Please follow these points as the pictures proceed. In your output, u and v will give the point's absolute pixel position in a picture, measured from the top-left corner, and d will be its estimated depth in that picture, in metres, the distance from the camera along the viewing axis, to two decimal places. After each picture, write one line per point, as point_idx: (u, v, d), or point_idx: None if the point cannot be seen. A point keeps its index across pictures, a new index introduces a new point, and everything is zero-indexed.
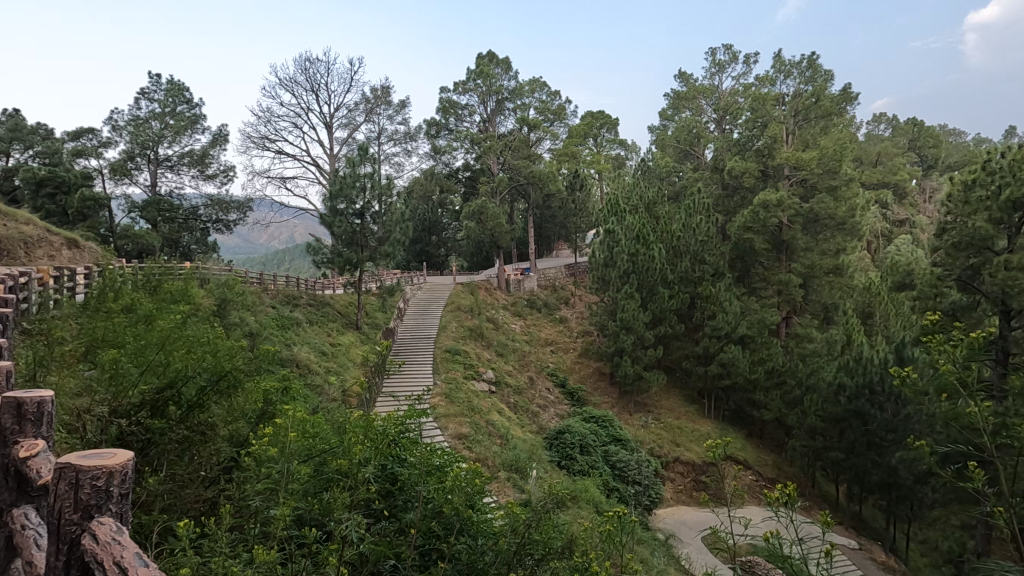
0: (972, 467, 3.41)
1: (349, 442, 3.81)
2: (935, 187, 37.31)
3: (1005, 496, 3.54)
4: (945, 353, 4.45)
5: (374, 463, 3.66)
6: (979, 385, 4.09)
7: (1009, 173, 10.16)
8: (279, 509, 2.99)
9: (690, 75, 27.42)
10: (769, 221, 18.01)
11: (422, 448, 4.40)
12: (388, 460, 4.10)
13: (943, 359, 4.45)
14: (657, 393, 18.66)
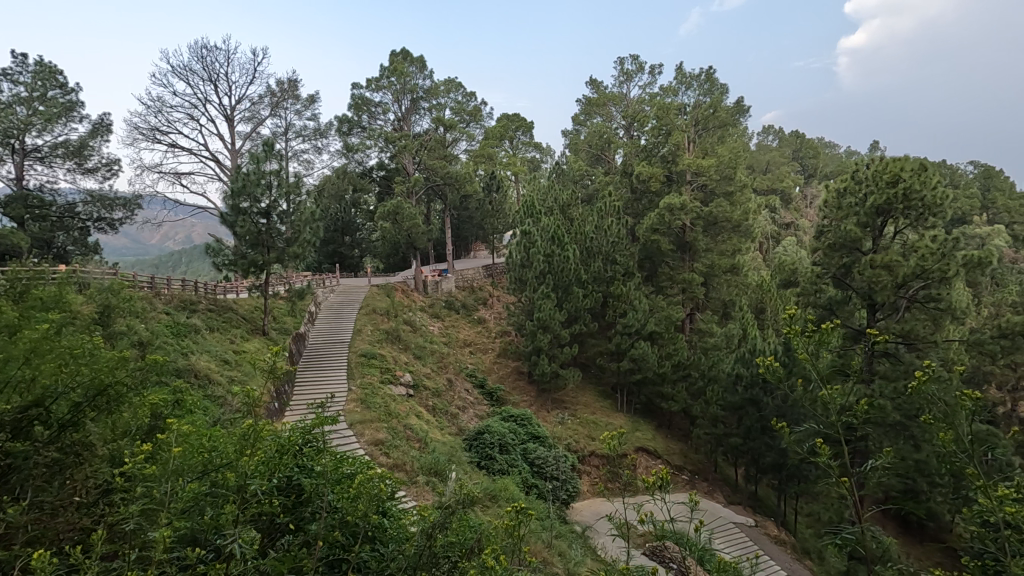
0: (821, 445, 3.93)
1: (245, 453, 3.57)
2: (814, 194, 41.43)
3: (849, 469, 4.11)
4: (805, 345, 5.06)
5: (269, 475, 3.46)
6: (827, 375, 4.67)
7: (874, 182, 11.50)
8: (159, 532, 2.75)
9: (601, 82, 28.48)
10: (674, 224, 19.06)
11: (328, 457, 4.24)
12: (290, 472, 3.91)
13: (808, 350, 5.04)
14: (573, 390, 19.20)
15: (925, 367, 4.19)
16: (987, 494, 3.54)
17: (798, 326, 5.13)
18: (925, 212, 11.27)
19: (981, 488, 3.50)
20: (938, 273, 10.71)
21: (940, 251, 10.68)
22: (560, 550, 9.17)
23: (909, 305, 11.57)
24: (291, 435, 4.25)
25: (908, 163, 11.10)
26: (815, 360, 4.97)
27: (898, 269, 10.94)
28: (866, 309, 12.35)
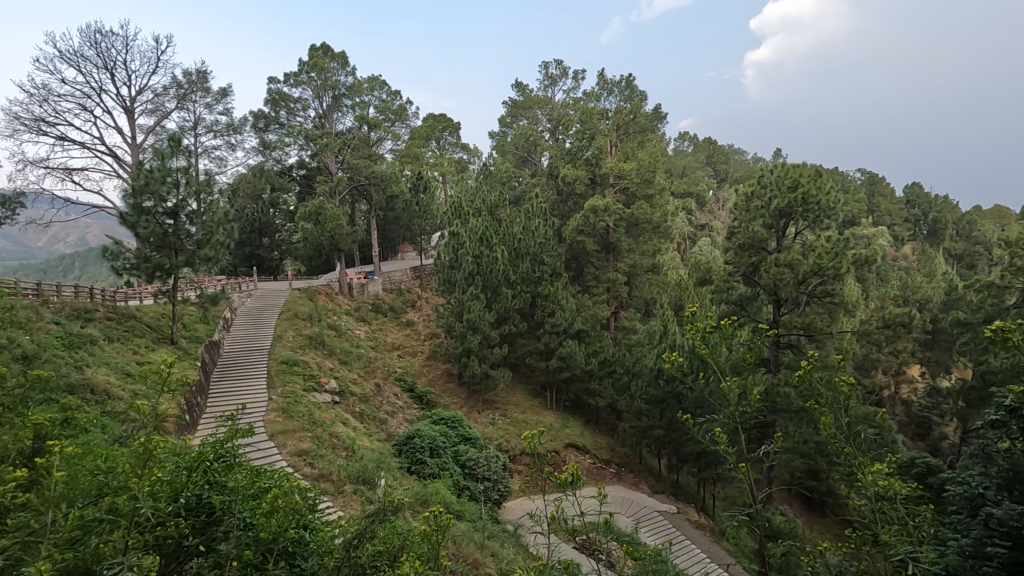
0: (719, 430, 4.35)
1: (141, 473, 3.32)
2: (726, 197, 44.20)
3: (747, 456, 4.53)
4: (709, 342, 5.52)
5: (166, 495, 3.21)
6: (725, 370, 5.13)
7: (777, 187, 12.42)
8: (34, 566, 2.49)
9: (526, 85, 28.90)
10: (598, 225, 19.63)
11: (240, 472, 4.03)
12: (197, 490, 3.68)
13: (709, 346, 5.50)
14: (504, 390, 19.30)
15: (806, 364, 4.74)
16: (863, 471, 4.02)
17: (701, 323, 5.59)
18: (821, 215, 12.32)
19: (858, 465, 3.98)
20: (833, 270, 11.74)
21: (834, 249, 11.71)
22: (493, 550, 9.23)
23: (809, 300, 12.59)
24: (198, 453, 4.00)
25: (806, 169, 12.08)
26: (716, 354, 5.43)
27: (798, 267, 11.88)
28: (772, 304, 13.33)
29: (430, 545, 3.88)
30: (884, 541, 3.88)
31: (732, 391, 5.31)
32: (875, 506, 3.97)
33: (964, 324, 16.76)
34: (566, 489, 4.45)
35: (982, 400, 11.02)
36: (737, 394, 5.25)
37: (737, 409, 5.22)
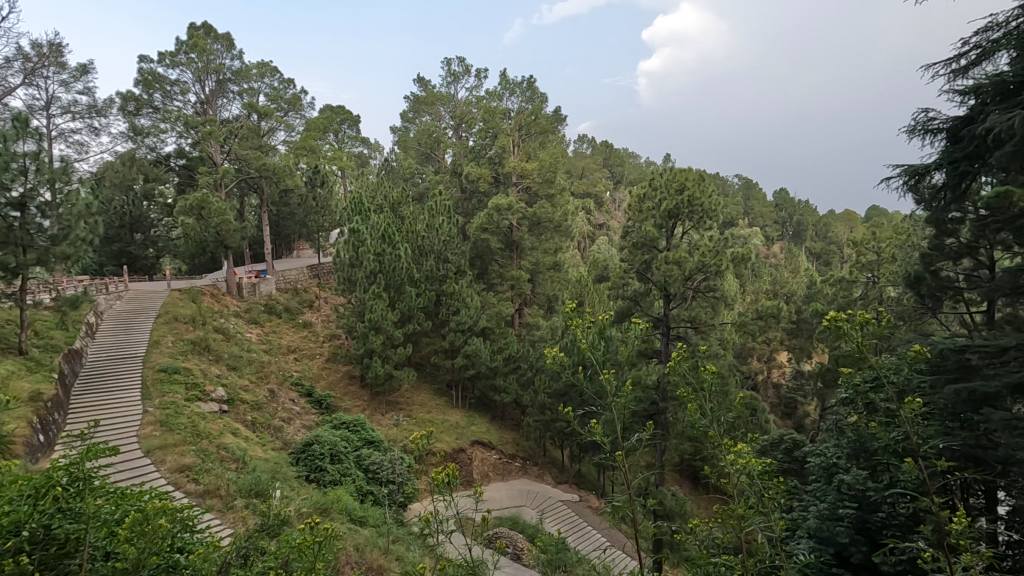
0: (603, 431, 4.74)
1: None
2: (621, 199, 46.70)
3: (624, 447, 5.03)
4: (585, 336, 5.92)
5: None
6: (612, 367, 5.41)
7: (667, 190, 13.30)
8: None
9: (428, 81, 28.54)
10: (502, 223, 19.78)
11: (96, 500, 3.61)
12: (40, 521, 3.26)
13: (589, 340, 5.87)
14: (408, 390, 18.94)
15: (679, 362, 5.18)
16: (734, 451, 4.42)
17: (579, 318, 5.98)
18: (704, 216, 13.36)
19: (729, 448, 4.36)
20: (714, 267, 12.79)
21: (715, 248, 12.78)
22: (398, 553, 9.06)
23: (695, 295, 13.60)
24: (43, 481, 3.54)
25: (690, 174, 13.06)
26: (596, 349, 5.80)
27: (685, 265, 12.79)
28: (662, 299, 14.22)
29: (314, 557, 3.76)
30: (748, 513, 4.31)
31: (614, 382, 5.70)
32: (739, 482, 4.41)
33: (821, 314, 18.97)
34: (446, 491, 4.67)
35: (835, 381, 12.56)
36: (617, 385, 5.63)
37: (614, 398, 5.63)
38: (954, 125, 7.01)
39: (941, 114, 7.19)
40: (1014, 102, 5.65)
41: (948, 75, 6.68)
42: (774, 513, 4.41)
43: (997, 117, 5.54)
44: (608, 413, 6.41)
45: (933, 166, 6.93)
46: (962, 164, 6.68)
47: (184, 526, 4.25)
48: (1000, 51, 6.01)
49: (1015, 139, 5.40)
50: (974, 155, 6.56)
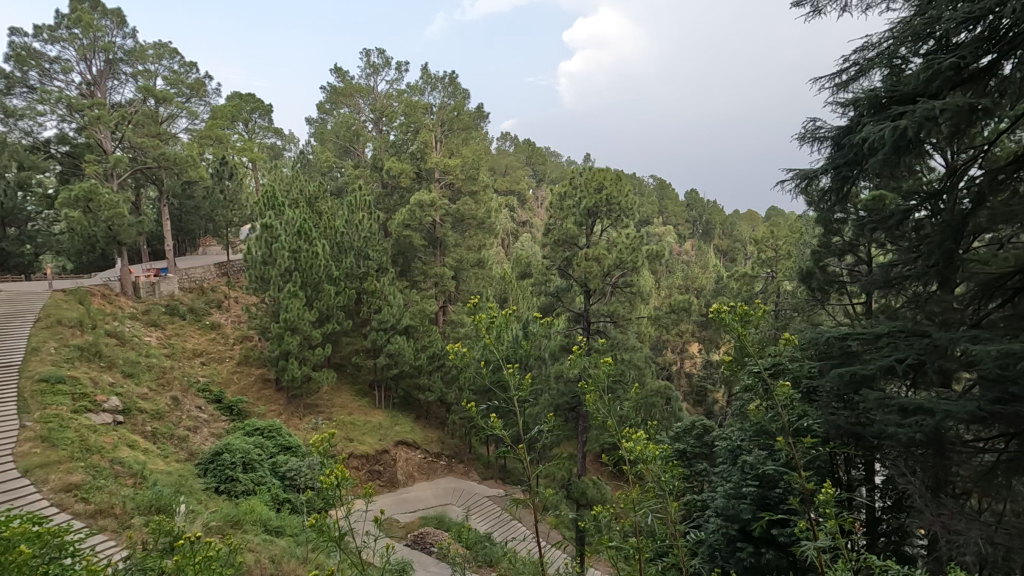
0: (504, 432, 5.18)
1: None
2: (543, 197, 47.61)
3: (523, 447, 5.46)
4: (499, 331, 6.01)
5: None
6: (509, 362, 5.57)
7: (587, 189, 13.69)
8: None
9: (346, 71, 27.55)
10: (425, 220, 19.50)
11: None
12: None
13: (495, 334, 5.91)
14: (327, 392, 18.25)
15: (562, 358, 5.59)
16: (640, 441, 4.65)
17: (484, 313, 6.01)
18: (621, 214, 13.88)
19: (635, 436, 4.57)
20: (631, 263, 13.34)
21: (632, 245, 13.32)
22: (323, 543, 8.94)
23: (613, 290, 14.11)
24: None
25: (608, 174, 13.51)
26: (500, 343, 5.86)
27: (604, 261, 13.28)
28: (583, 295, 14.61)
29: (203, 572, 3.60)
30: (657, 497, 4.57)
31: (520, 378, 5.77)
32: (638, 469, 4.64)
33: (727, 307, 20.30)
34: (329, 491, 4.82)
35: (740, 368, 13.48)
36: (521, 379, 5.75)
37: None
38: (836, 135, 7.72)
39: (826, 124, 7.90)
40: (885, 115, 6.30)
41: (832, 88, 7.33)
42: (671, 497, 4.69)
43: (872, 127, 6.14)
44: (518, 404, 6.51)
45: (820, 170, 7.58)
46: (843, 169, 7.37)
47: (53, 548, 3.80)
48: (874, 69, 6.68)
49: (885, 148, 6.01)
50: (853, 162, 7.25)
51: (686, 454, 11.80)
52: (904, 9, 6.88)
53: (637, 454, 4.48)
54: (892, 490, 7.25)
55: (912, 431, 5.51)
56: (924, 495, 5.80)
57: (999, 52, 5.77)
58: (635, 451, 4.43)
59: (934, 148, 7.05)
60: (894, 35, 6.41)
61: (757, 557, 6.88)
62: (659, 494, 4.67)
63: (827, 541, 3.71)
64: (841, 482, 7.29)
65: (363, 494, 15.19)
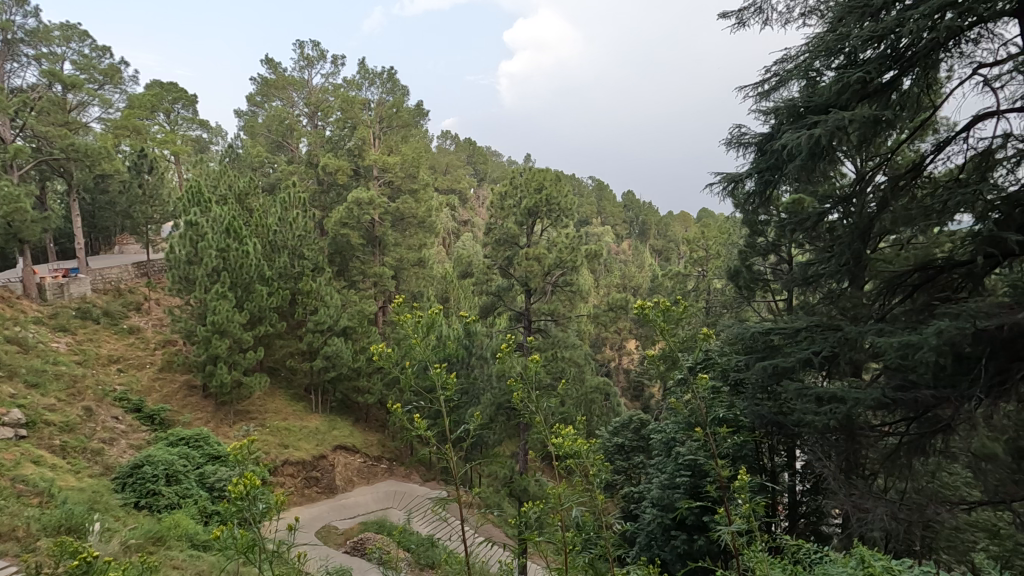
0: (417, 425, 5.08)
1: None
2: (484, 196, 47.77)
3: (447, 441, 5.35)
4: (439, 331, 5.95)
5: None
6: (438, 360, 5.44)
7: (528, 189, 13.81)
8: None
9: (278, 62, 26.44)
10: (363, 218, 19.02)
11: None
12: None
13: (422, 334, 5.68)
14: (260, 397, 17.47)
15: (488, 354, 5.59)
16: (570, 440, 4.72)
17: (408, 313, 5.77)
18: (561, 214, 14.12)
19: (563, 433, 4.64)
20: (571, 262, 13.57)
21: (571, 245, 13.57)
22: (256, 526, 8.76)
23: (554, 289, 14.32)
24: None
25: (548, 174, 13.66)
26: (425, 343, 5.63)
27: (544, 260, 13.45)
28: (524, 294, 14.70)
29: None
30: (592, 491, 4.68)
31: (445, 379, 5.55)
32: (567, 464, 4.72)
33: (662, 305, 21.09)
34: (247, 499, 4.44)
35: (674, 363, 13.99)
36: (446, 379, 5.54)
37: (440, 395, 5.50)
38: (760, 141, 8.16)
39: (750, 130, 8.34)
40: (802, 123, 6.70)
41: (755, 97, 7.74)
42: (599, 489, 4.78)
43: (790, 135, 6.52)
44: (448, 404, 6.34)
45: (744, 174, 7.98)
46: (765, 174, 7.79)
47: None
48: (792, 80, 7.11)
49: (803, 154, 6.40)
50: (775, 167, 7.68)
51: (624, 447, 12.16)
52: (820, 26, 7.36)
53: (566, 449, 4.55)
54: (809, 474, 7.81)
55: (827, 418, 5.95)
56: (837, 478, 6.28)
57: (900, 69, 6.28)
58: (563, 448, 4.49)
59: (846, 155, 7.59)
60: (809, 48, 6.84)
61: (690, 544, 7.21)
62: (587, 488, 4.73)
63: (740, 526, 3.76)
64: (764, 470, 7.79)
65: (299, 502, 14.69)
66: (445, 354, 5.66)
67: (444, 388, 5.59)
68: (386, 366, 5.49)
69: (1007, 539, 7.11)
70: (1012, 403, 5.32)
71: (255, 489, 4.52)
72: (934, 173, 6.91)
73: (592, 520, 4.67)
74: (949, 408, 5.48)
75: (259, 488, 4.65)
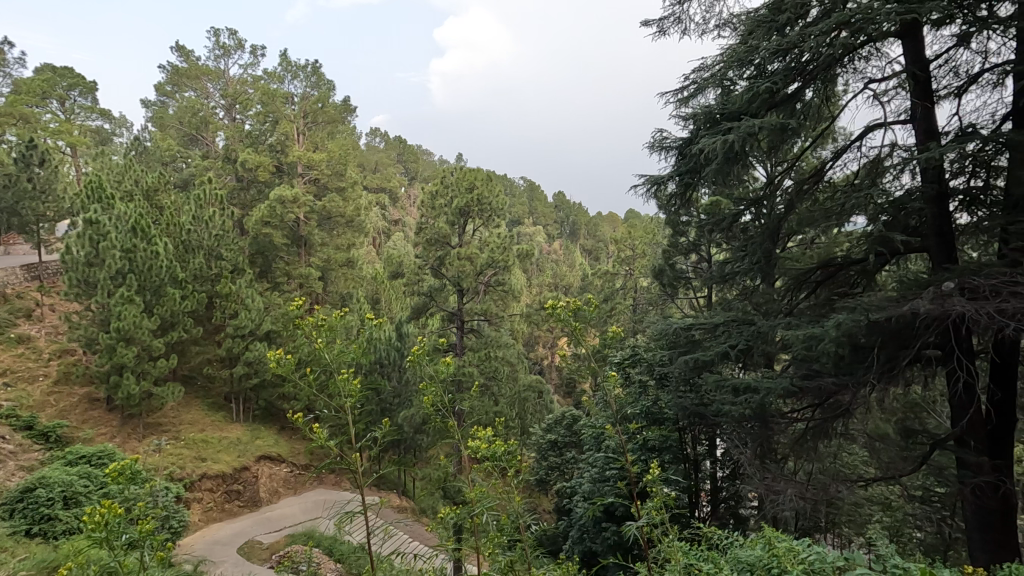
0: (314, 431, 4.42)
1: None
2: (415, 195, 47.15)
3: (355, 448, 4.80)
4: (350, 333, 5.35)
5: None
6: (346, 362, 4.90)
7: (459, 189, 13.76)
8: None
9: (190, 50, 24.77)
10: (287, 217, 18.15)
11: None
12: None
13: (326, 337, 4.93)
14: (173, 408, 16.29)
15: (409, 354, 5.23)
16: (485, 442, 4.57)
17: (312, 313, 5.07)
18: (492, 214, 14.24)
19: (475, 434, 4.48)
20: (502, 262, 13.68)
21: (503, 245, 13.67)
22: (170, 538, 8.18)
23: (487, 289, 14.34)
24: None
25: (479, 174, 13.70)
26: (331, 348, 4.95)
27: (476, 260, 13.47)
28: (457, 294, 14.55)
29: None
30: (511, 494, 4.64)
31: (350, 385, 4.74)
32: (485, 466, 4.61)
33: None
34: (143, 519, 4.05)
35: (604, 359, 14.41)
36: (353, 386, 4.75)
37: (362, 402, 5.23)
38: (680, 145, 8.52)
39: (671, 134, 8.69)
40: (718, 129, 7.04)
41: (676, 103, 8.07)
42: (518, 490, 4.75)
43: (707, 140, 6.83)
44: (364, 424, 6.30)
45: (667, 177, 8.29)
46: (686, 176, 8.14)
47: None
48: (708, 88, 7.47)
49: (718, 158, 6.73)
50: (694, 170, 8.05)
51: (556, 443, 12.59)
52: (733, 37, 7.77)
53: (483, 453, 4.44)
54: (727, 461, 8.30)
55: (742, 407, 6.34)
56: (752, 464, 6.70)
57: (803, 81, 6.77)
58: (479, 450, 4.38)
59: (758, 159, 8.05)
60: (724, 58, 7.22)
61: (618, 535, 7.46)
62: (505, 489, 4.69)
63: (647, 518, 3.66)
64: (685, 459, 8.24)
65: (218, 518, 13.85)
66: (351, 360, 4.99)
67: (350, 397, 4.78)
68: (285, 374, 4.82)
69: (896, 511, 7.87)
70: (900, 387, 5.82)
71: (117, 518, 3.61)
72: (833, 178, 7.46)
73: (512, 522, 4.66)
74: (847, 394, 5.92)
75: (134, 517, 3.96)
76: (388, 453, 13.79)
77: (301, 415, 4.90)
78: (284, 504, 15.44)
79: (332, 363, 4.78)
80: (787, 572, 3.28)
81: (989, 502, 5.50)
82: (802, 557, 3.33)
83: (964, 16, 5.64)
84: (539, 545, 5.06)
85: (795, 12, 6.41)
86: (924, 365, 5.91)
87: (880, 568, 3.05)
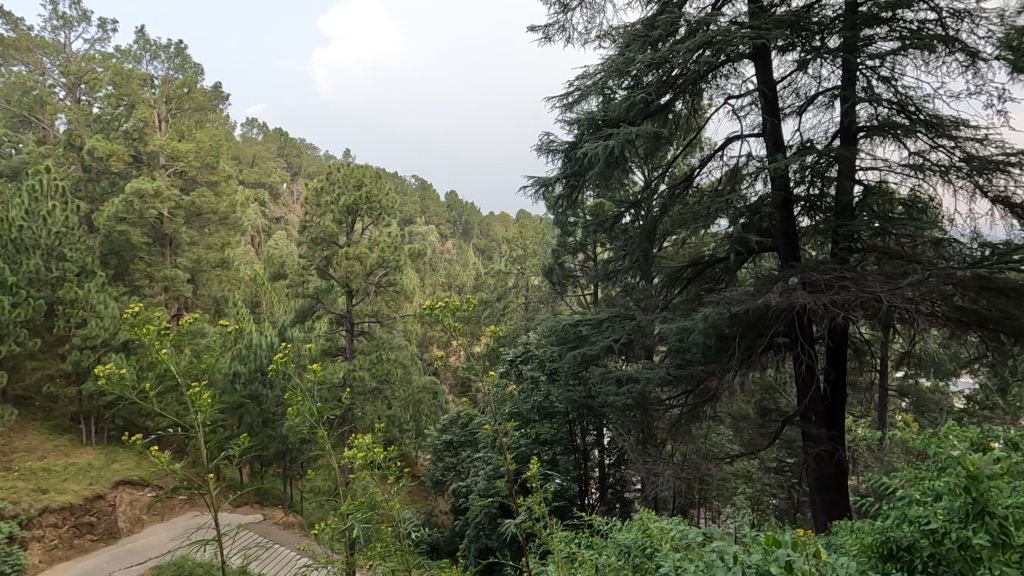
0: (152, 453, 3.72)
1: None
2: (298, 191, 44.47)
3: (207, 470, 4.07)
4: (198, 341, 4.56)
5: None
6: (195, 373, 4.24)
7: (346, 185, 13.23)
8: None
9: (19, 17, 21.29)
10: (147, 213, 16.19)
11: None
12: None
13: (173, 347, 4.28)
14: (2, 434, 13.90)
15: (276, 361, 4.70)
16: (357, 449, 4.35)
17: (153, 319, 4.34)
18: (382, 213, 13.85)
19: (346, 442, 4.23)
20: (393, 262, 13.35)
21: (394, 244, 13.33)
22: None
23: (377, 289, 13.95)
24: None
25: (367, 172, 13.28)
26: (179, 360, 4.29)
27: (366, 260, 12.97)
28: (345, 295, 13.92)
29: None
30: (391, 500, 4.51)
31: (200, 400, 4.11)
32: (362, 474, 4.40)
33: None
34: None
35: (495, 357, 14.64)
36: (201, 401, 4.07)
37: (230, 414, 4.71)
38: (566, 148, 8.85)
39: (558, 137, 8.99)
40: (600, 135, 7.37)
41: (561, 108, 8.36)
42: (399, 496, 4.62)
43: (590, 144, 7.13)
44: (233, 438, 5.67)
45: (554, 179, 8.57)
46: (571, 178, 8.47)
47: None
48: (590, 95, 7.82)
49: (600, 162, 7.05)
50: (579, 173, 8.38)
51: (452, 443, 12.58)
52: (612, 48, 8.22)
53: (360, 461, 4.25)
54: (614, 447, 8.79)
55: (626, 397, 6.77)
56: (635, 450, 7.18)
57: (673, 93, 7.32)
58: (355, 458, 4.15)
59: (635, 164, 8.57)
60: (604, 68, 7.59)
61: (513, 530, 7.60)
62: (384, 497, 4.54)
63: (526, 513, 3.66)
64: (575, 449, 8.62)
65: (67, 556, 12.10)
66: (207, 371, 4.40)
67: (199, 413, 4.15)
68: (119, 393, 4.11)
69: (754, 482, 8.84)
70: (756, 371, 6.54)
71: None
72: (700, 184, 8.16)
73: (394, 529, 4.53)
74: (714, 379, 6.54)
75: None
76: (272, 466, 12.91)
77: (142, 437, 4.09)
78: (151, 532, 13.86)
79: (179, 378, 4.09)
80: (659, 549, 3.49)
81: (827, 467, 6.36)
82: (671, 535, 3.55)
83: (802, 45, 6.44)
84: (426, 549, 4.98)
85: (666, 29, 6.91)
86: (775, 351, 6.69)
87: (737, 536, 3.36)
